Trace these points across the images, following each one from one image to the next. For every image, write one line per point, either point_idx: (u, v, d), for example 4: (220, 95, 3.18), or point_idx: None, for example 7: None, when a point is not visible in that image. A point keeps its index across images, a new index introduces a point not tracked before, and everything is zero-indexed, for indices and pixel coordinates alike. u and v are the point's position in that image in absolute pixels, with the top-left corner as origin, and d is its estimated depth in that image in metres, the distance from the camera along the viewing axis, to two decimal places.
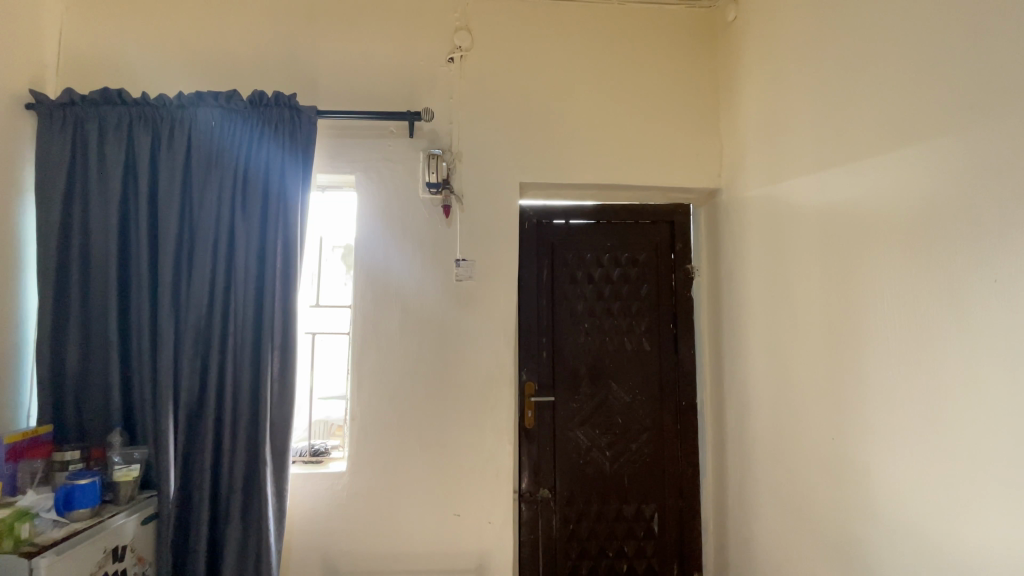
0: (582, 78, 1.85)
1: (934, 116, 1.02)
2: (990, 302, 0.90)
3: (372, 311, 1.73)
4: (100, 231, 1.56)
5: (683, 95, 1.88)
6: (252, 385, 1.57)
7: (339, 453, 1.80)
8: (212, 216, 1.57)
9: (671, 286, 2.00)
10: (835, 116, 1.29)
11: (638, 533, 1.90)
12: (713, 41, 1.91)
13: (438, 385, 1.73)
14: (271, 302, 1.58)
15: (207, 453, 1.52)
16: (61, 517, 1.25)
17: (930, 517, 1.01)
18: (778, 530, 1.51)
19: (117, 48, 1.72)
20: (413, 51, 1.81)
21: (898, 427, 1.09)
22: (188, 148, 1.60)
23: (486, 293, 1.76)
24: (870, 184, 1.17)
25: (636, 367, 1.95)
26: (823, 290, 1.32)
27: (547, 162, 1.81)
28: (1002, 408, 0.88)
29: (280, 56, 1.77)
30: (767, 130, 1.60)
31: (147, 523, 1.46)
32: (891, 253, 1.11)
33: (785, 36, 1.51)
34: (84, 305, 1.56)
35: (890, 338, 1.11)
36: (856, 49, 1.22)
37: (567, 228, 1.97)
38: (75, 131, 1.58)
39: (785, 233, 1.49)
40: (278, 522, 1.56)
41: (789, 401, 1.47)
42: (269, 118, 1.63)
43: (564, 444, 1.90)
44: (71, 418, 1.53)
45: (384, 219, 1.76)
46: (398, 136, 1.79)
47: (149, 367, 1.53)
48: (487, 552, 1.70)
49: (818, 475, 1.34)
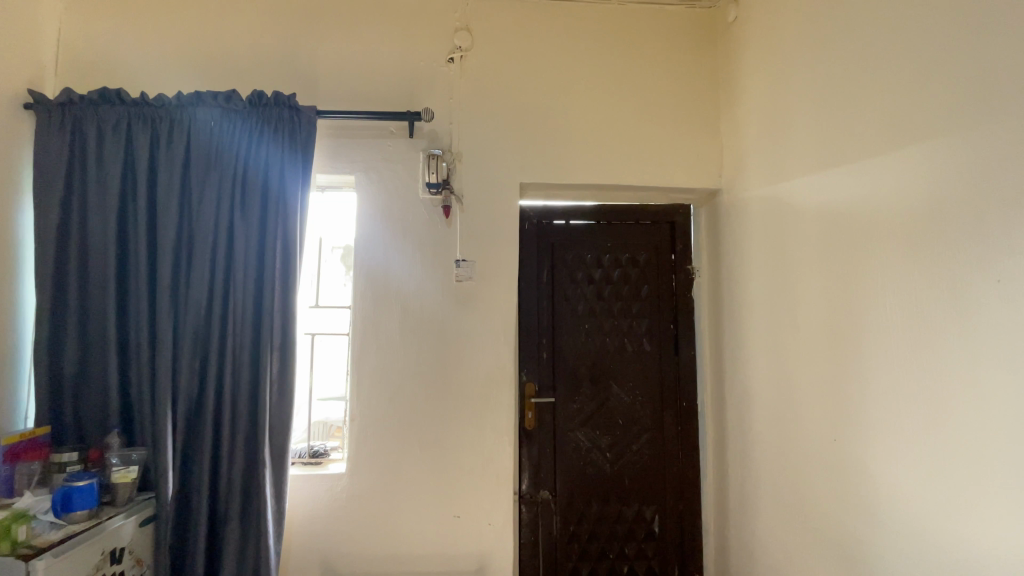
0: (582, 78, 1.84)
1: (936, 116, 1.01)
2: (993, 302, 0.90)
3: (372, 312, 1.72)
4: (99, 232, 1.56)
5: (684, 95, 1.88)
6: (251, 386, 1.56)
7: (339, 455, 1.80)
8: (212, 216, 1.57)
9: (672, 286, 1.99)
10: (837, 116, 1.28)
11: (639, 535, 1.90)
12: (714, 41, 1.91)
13: (438, 386, 1.72)
14: (270, 302, 1.57)
15: (206, 455, 1.51)
16: (58, 519, 1.24)
17: (932, 518, 1.00)
18: (780, 531, 1.50)
19: (116, 48, 1.71)
20: (413, 51, 1.81)
21: (900, 428, 1.08)
22: (187, 148, 1.59)
23: (487, 294, 1.75)
24: (872, 184, 1.16)
25: (637, 367, 1.94)
26: (824, 290, 1.32)
27: (548, 163, 1.80)
28: (1003, 409, 0.88)
29: (280, 56, 1.76)
30: (767, 130, 1.59)
31: (146, 525, 1.45)
32: (893, 253, 1.10)
33: (785, 35, 1.51)
34: (82, 306, 1.55)
35: (892, 338, 1.11)
36: (857, 49, 1.22)
37: (567, 228, 1.97)
38: (74, 131, 1.58)
39: (786, 233, 1.49)
40: (278, 525, 1.55)
41: (790, 401, 1.46)
42: (268, 118, 1.63)
43: (564, 445, 1.89)
44: (69, 420, 1.52)
45: (384, 219, 1.76)
46: (398, 136, 1.78)
47: (148, 369, 1.52)
48: (487, 554, 1.69)
49: (820, 476, 1.33)
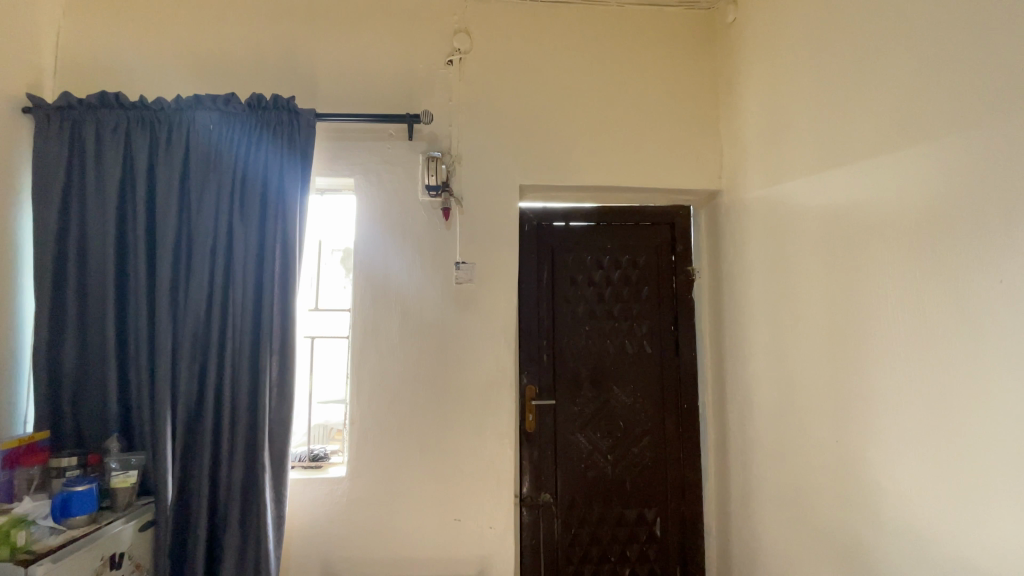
0: (582, 80, 1.84)
1: (937, 115, 1.01)
2: (996, 304, 0.89)
3: (372, 315, 1.72)
4: (97, 235, 1.56)
5: (683, 96, 1.87)
6: (251, 389, 1.56)
7: (338, 459, 1.79)
8: (211, 219, 1.56)
9: (672, 288, 1.99)
10: (836, 117, 1.28)
11: (641, 537, 1.89)
12: (713, 43, 1.91)
13: (437, 388, 1.72)
14: (269, 305, 1.57)
15: (205, 459, 1.50)
16: (57, 524, 1.25)
17: (932, 519, 1.00)
18: (781, 533, 1.50)
19: (115, 51, 1.71)
20: (412, 53, 1.81)
21: (902, 430, 1.08)
22: (186, 152, 1.59)
23: (486, 296, 1.75)
24: (872, 183, 1.16)
25: (638, 368, 1.94)
26: (824, 292, 1.32)
27: (547, 164, 1.80)
28: (1005, 409, 0.87)
29: (279, 59, 1.76)
30: (767, 131, 1.59)
31: (146, 530, 1.45)
32: (894, 253, 1.10)
33: (785, 35, 1.50)
34: (82, 309, 1.55)
35: (894, 340, 1.10)
36: (857, 49, 1.22)
37: (567, 230, 1.96)
38: (72, 135, 1.57)
39: (787, 234, 1.48)
40: (278, 529, 1.54)
41: (792, 403, 1.46)
42: (267, 120, 1.62)
43: (565, 447, 1.89)
44: (69, 424, 1.52)
45: (383, 221, 1.75)
46: (397, 139, 1.78)
47: (147, 373, 1.51)
48: (488, 557, 1.69)
49: (822, 477, 1.33)
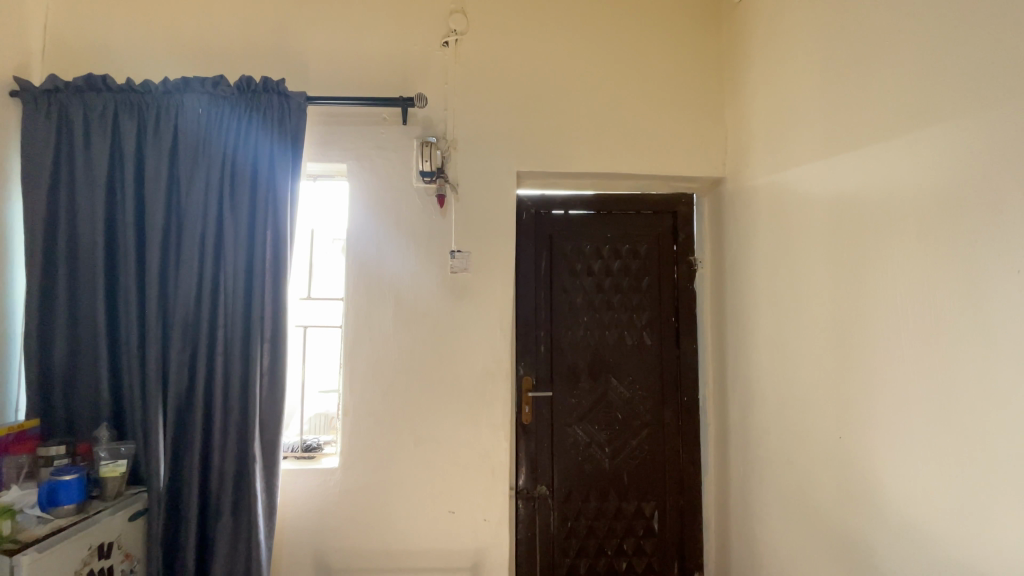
0: (580, 63, 1.78)
1: (950, 92, 0.95)
2: (1009, 297, 0.84)
3: (363, 304, 1.69)
4: (87, 221, 1.53)
5: (686, 81, 1.81)
6: (241, 379, 1.53)
7: (332, 450, 1.77)
8: (200, 205, 1.53)
9: (673, 278, 1.94)
10: (843, 101, 1.23)
11: (638, 531, 1.87)
12: (719, 24, 1.84)
13: (431, 378, 1.69)
14: (260, 295, 1.54)
15: (195, 449, 1.48)
16: (45, 513, 1.23)
17: (937, 520, 0.96)
18: (781, 528, 1.47)
19: (101, 32, 1.67)
20: (407, 35, 1.75)
21: (907, 428, 1.03)
22: (175, 137, 1.56)
23: (482, 285, 1.71)
24: (880, 170, 1.11)
25: (637, 359, 1.90)
26: (829, 284, 1.27)
27: (544, 151, 1.75)
28: (1015, 407, 0.83)
29: (269, 41, 1.72)
30: (771, 117, 1.54)
31: (136, 519, 1.43)
32: (903, 243, 1.04)
33: (791, 14, 1.44)
34: (71, 297, 1.53)
35: (902, 335, 1.05)
36: (865, 29, 1.16)
37: (566, 218, 1.92)
38: (60, 119, 1.54)
39: (793, 222, 1.43)
40: (269, 521, 1.52)
41: (794, 395, 1.42)
42: (258, 105, 1.58)
43: (562, 440, 1.86)
44: (60, 411, 1.51)
45: (377, 209, 1.72)
46: (392, 124, 1.74)
47: (137, 362, 1.50)
48: (481, 550, 1.66)
49: (824, 473, 1.29)
